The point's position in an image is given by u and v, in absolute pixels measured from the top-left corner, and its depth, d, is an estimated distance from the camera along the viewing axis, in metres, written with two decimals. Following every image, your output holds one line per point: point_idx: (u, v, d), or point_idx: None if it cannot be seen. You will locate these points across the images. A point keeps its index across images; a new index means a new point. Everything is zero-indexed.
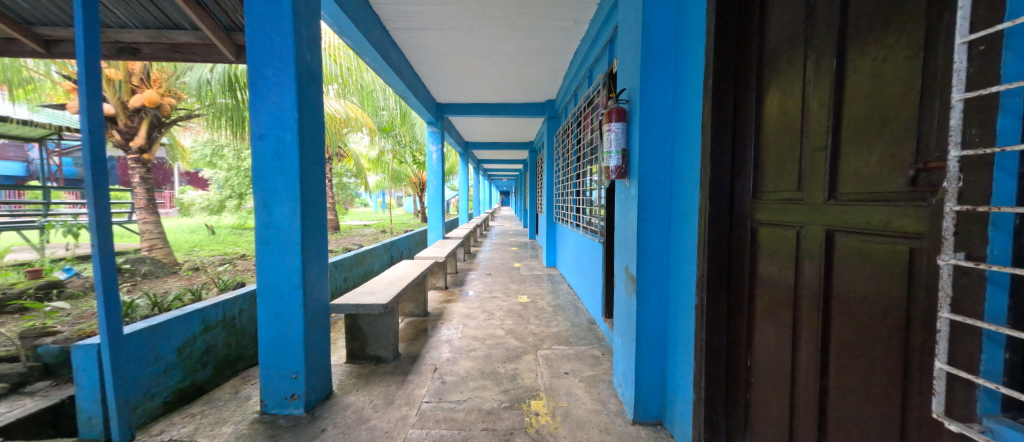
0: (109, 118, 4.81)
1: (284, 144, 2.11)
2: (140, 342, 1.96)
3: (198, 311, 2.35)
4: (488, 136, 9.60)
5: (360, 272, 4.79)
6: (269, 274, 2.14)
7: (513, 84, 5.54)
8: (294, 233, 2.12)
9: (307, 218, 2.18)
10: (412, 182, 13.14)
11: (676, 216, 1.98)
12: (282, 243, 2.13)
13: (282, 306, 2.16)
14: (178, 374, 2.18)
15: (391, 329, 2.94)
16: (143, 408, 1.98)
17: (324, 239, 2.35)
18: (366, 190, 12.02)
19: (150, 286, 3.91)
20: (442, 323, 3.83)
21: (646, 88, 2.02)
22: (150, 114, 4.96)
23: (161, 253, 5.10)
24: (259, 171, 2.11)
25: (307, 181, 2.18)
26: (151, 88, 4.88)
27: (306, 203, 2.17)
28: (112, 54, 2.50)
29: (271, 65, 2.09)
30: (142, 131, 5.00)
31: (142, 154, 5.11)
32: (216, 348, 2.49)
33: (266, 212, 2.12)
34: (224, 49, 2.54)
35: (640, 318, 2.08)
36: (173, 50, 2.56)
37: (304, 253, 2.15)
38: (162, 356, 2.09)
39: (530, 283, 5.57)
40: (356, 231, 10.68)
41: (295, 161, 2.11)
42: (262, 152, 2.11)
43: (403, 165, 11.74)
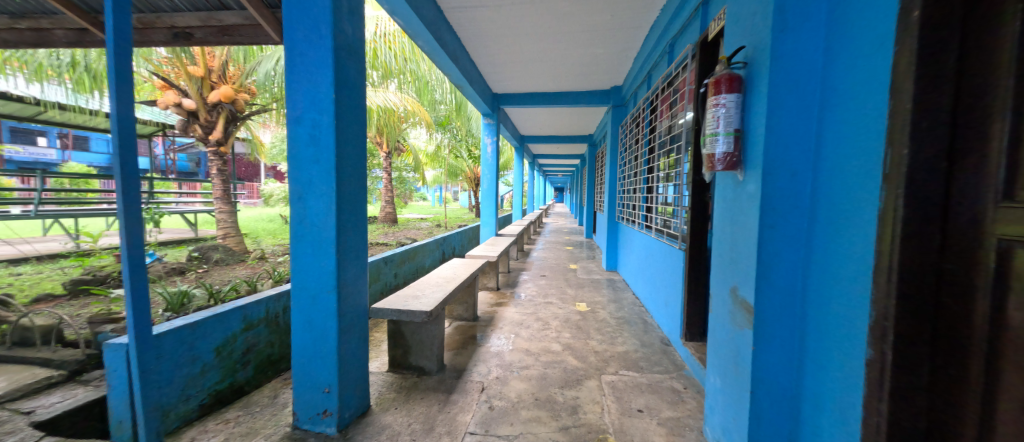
0: (193, 113, 5.15)
1: (320, 129, 1.85)
2: (175, 341, 1.84)
3: (240, 308, 2.22)
4: (545, 129, 9.13)
5: (411, 269, 4.60)
6: (304, 277, 1.91)
7: (576, 68, 5.00)
8: (328, 230, 1.86)
9: (343, 214, 1.91)
10: (467, 176, 13.14)
11: (823, 224, 1.38)
12: (316, 241, 1.88)
13: (316, 312, 1.92)
14: (215, 376, 2.06)
15: (437, 338, 2.62)
16: (176, 411, 1.86)
17: (363, 237, 2.08)
18: (423, 185, 12.23)
19: (217, 274, 4.08)
20: (492, 331, 3.48)
21: (778, 43, 1.43)
22: (226, 108, 5.26)
23: (234, 241, 5.42)
24: (295, 160, 1.88)
25: (344, 172, 1.91)
26: (227, 83, 5.17)
27: (343, 196, 1.91)
28: (169, 41, 2.46)
29: (308, 40, 1.83)
30: (219, 125, 5.28)
31: (219, 147, 5.43)
32: (259, 348, 2.37)
33: (300, 205, 1.88)
34: (271, 31, 2.38)
35: (758, 361, 1.51)
36: (224, 33, 2.46)
37: (339, 253, 1.88)
38: (197, 357, 1.96)
39: (588, 289, 5.03)
40: (413, 225, 10.82)
41: (331, 148, 1.84)
42: (297, 138, 1.87)
43: (459, 160, 11.73)
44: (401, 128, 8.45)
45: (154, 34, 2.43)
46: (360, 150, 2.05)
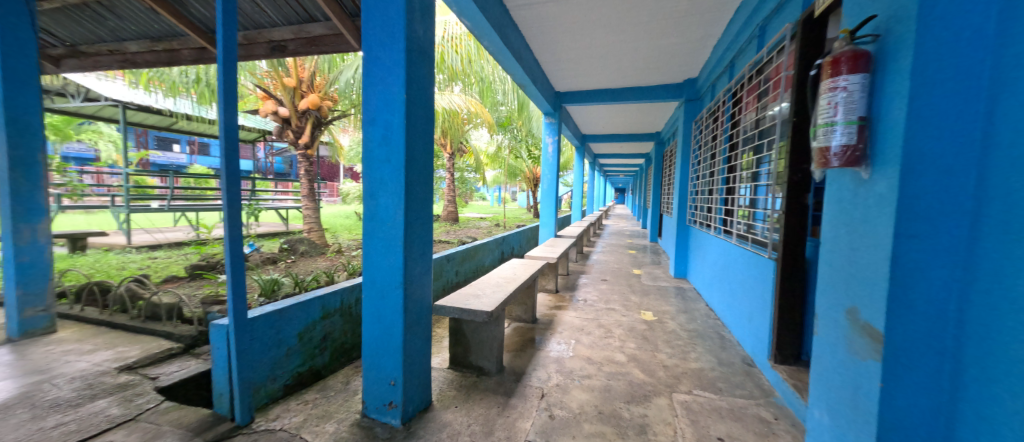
0: (286, 120, 5.76)
1: (392, 128, 1.90)
2: (265, 325, 2.02)
3: (319, 298, 2.39)
4: (608, 128, 8.78)
5: (471, 267, 4.68)
6: (375, 272, 1.98)
7: (646, 61, 4.69)
8: (397, 228, 1.91)
9: (411, 212, 1.95)
10: (527, 177, 13.15)
11: (995, 236, 1.08)
12: (386, 238, 1.94)
13: (384, 306, 1.98)
14: (297, 359, 2.24)
15: (497, 339, 2.59)
16: (265, 389, 2.04)
17: (428, 235, 2.12)
18: (483, 185, 12.49)
19: (301, 265, 4.54)
20: (552, 335, 3.37)
21: (928, 6, 1.14)
22: (313, 115, 5.82)
23: (316, 235, 5.97)
24: (369, 159, 1.96)
25: (413, 170, 1.95)
26: (314, 92, 5.73)
27: (411, 195, 1.94)
28: (267, 54, 2.74)
29: (382, 43, 1.89)
30: (307, 130, 5.85)
31: (306, 150, 5.99)
32: (334, 335, 2.53)
33: (373, 202, 1.95)
34: (351, 41, 2.53)
35: (888, 402, 1.23)
36: (311, 44, 2.67)
37: (406, 250, 1.92)
38: (283, 340, 2.14)
39: (655, 296, 4.69)
40: (473, 223, 11.10)
41: (401, 147, 1.88)
42: (371, 138, 1.95)
43: (519, 161, 11.79)
44: (464, 129, 8.69)
45: (256, 48, 2.73)
46: (427, 150, 2.08)
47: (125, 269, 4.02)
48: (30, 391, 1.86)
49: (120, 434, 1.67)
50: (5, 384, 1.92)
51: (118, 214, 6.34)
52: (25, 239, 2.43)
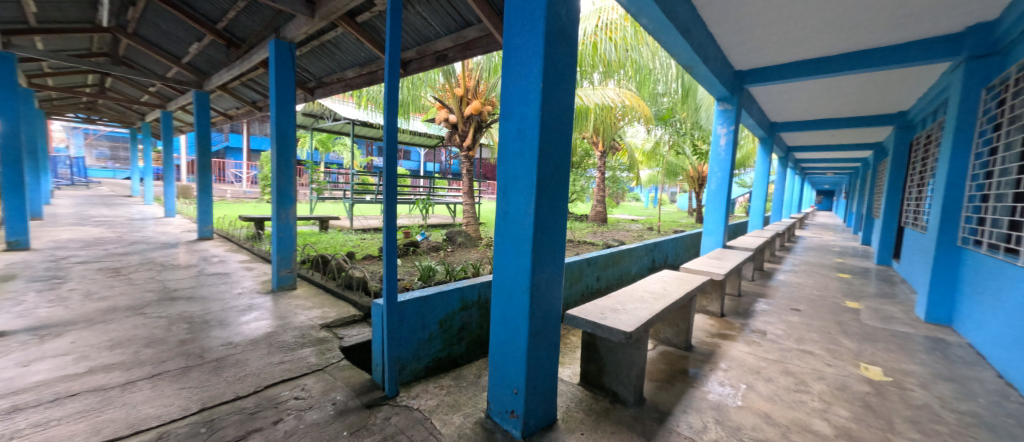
0: (455, 125, 6.64)
1: (526, 121, 1.76)
2: (412, 310, 2.21)
3: (459, 289, 2.51)
4: (813, 112, 6.69)
5: (614, 274, 4.25)
6: (504, 275, 1.90)
7: (893, 9, 3.22)
8: (527, 229, 1.78)
9: (542, 214, 1.77)
10: (689, 176, 11.53)
11: None
12: (516, 237, 1.83)
13: (512, 308, 1.88)
14: (437, 344, 2.40)
15: (637, 365, 2.18)
16: (410, 368, 2.25)
17: (561, 238, 1.91)
18: (636, 185, 11.59)
19: (457, 256, 5.11)
20: (712, 370, 2.69)
21: None
22: (476, 119, 6.54)
23: (472, 228, 6.67)
24: (504, 156, 1.87)
25: (546, 167, 1.77)
26: (477, 99, 6.44)
27: (543, 194, 1.76)
28: (433, 65, 3.04)
29: (522, 30, 1.75)
30: (470, 133, 6.61)
31: (468, 151, 6.75)
32: (471, 327, 2.64)
33: (506, 201, 1.87)
34: (496, 35, 2.49)
35: None
36: (466, 49, 2.81)
37: (535, 253, 1.76)
38: (426, 325, 2.31)
39: (886, 345, 3.24)
40: (622, 225, 10.44)
41: (535, 142, 1.72)
42: (507, 133, 1.85)
43: (680, 158, 10.43)
44: (616, 125, 8.26)
45: (426, 61, 3.08)
46: (563, 144, 1.86)
47: (344, 246, 5.32)
48: (272, 332, 2.55)
49: (311, 380, 2.09)
50: (263, 323, 2.69)
51: (347, 205, 8.55)
52: (283, 219, 3.42)
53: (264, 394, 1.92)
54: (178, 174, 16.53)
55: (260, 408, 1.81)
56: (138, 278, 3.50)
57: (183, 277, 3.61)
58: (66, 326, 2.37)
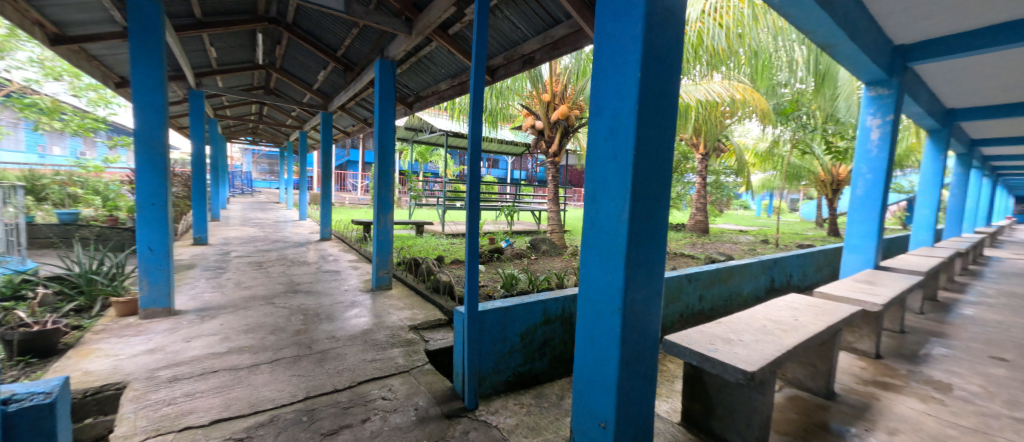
0: (542, 132, 6.63)
1: (622, 116, 1.51)
2: (493, 320, 2.14)
3: (542, 302, 2.36)
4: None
5: (721, 293, 3.65)
6: (592, 291, 1.69)
7: None
8: (620, 241, 1.53)
9: (637, 223, 1.52)
10: (818, 179, 9.62)
11: None
12: (606, 249, 1.60)
13: (600, 329, 1.65)
14: (518, 358, 2.28)
15: (760, 413, 1.75)
16: (490, 380, 2.17)
17: (660, 253, 1.61)
18: (746, 191, 10.11)
19: (541, 265, 5.00)
20: (866, 430, 2.06)
21: None
22: (562, 124, 6.43)
23: (557, 236, 6.54)
24: (594, 157, 1.66)
25: (643, 169, 1.50)
26: (564, 103, 6.34)
27: (639, 200, 1.50)
28: (520, 70, 2.99)
29: (617, 13, 1.51)
30: (556, 139, 6.54)
31: (554, 157, 6.67)
32: (554, 343, 2.47)
33: (595, 208, 1.65)
34: (586, 30, 2.30)
35: None
36: (554, 48, 2.68)
37: (628, 268, 1.51)
38: (507, 337, 2.21)
39: None
40: (727, 236, 9.19)
41: (631, 140, 1.47)
42: (598, 131, 1.63)
43: (806, 159, 8.78)
44: (721, 121, 7.34)
45: (513, 66, 3.05)
46: (667, 140, 1.56)
47: (435, 250, 5.64)
48: (369, 329, 2.74)
49: (397, 381, 2.15)
50: (362, 319, 2.91)
51: (440, 211, 9.14)
52: (382, 224, 3.71)
53: (356, 389, 2.02)
54: (313, 185, 19.75)
55: (351, 403, 1.90)
56: (274, 272, 4.15)
57: (307, 273, 4.19)
58: (219, 310, 2.88)
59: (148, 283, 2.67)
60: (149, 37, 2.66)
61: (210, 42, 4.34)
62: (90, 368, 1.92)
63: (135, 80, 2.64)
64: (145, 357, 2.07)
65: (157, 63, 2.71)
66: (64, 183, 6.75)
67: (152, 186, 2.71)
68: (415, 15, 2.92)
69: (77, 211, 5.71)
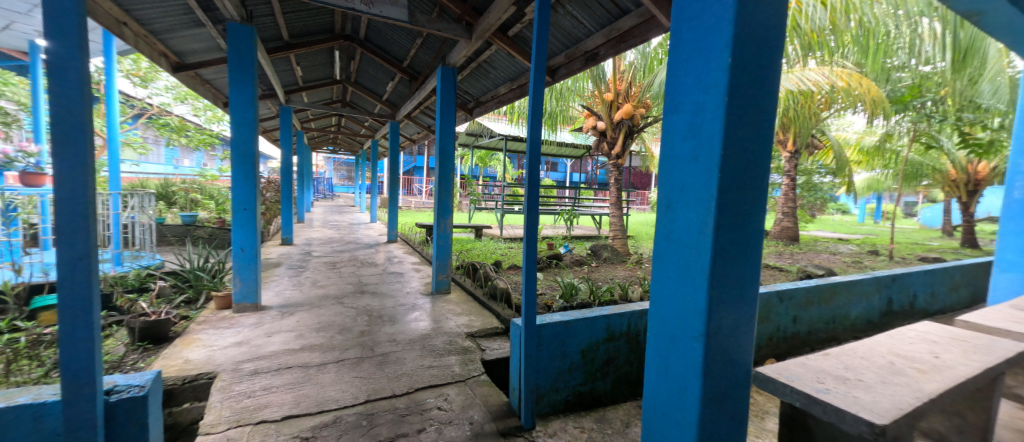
0: (604, 133, 6.35)
1: (709, 76, 1.12)
2: (551, 335, 2.00)
3: (604, 317, 2.16)
4: None
5: (822, 315, 3.10)
6: (663, 308, 1.32)
7: None
8: (703, 244, 1.14)
9: (726, 222, 1.12)
10: (947, 179, 7.97)
11: None
12: (684, 255, 1.21)
13: (674, 357, 1.28)
14: (578, 377, 2.11)
15: None
16: (548, 399, 2.03)
17: (758, 261, 1.19)
18: (847, 193, 8.73)
19: (602, 273, 4.77)
20: None
21: None
22: (626, 124, 6.10)
23: (620, 242, 6.24)
24: (667, 134, 1.27)
25: (736, 147, 1.09)
26: (629, 102, 6.01)
27: (730, 189, 1.10)
28: (583, 68, 2.84)
29: None
30: (620, 140, 6.23)
31: (617, 159, 6.36)
32: (618, 362, 2.26)
33: (667, 201, 1.27)
34: (659, 18, 2.05)
35: None
36: (620, 41, 2.45)
37: (713, 281, 1.12)
38: (567, 354, 2.06)
39: None
40: (822, 246, 8.01)
41: (721, 108, 1.07)
42: (673, 100, 1.24)
43: (929, 154, 7.33)
44: (815, 114, 6.41)
45: (576, 64, 2.89)
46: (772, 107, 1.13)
47: (494, 254, 5.67)
48: (428, 334, 2.76)
49: (453, 391, 2.10)
50: (422, 323, 2.95)
51: (499, 215, 9.24)
52: (442, 228, 3.77)
53: (414, 396, 2.01)
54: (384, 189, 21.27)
55: (408, 411, 1.89)
56: (346, 272, 4.45)
57: (374, 273, 4.43)
58: (297, 307, 3.11)
59: (240, 280, 2.98)
60: (242, 59, 2.97)
61: (296, 61, 4.81)
62: (190, 357, 2.16)
63: (232, 99, 2.98)
64: (234, 350, 2.28)
65: (249, 82, 3.01)
66: (188, 190, 8.00)
67: (244, 192, 3.01)
68: (474, 20, 2.92)
69: (196, 214, 6.71)
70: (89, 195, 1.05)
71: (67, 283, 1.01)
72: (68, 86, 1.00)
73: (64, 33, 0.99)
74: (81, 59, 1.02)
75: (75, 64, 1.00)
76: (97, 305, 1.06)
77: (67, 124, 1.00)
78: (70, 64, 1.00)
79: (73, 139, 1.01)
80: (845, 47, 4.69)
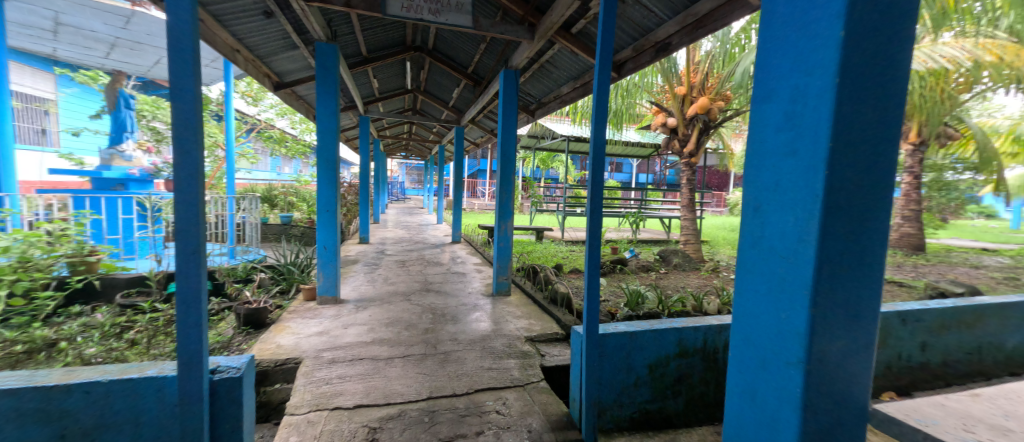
0: (675, 129, 5.92)
1: (812, 51, 0.91)
2: (615, 346, 1.87)
3: (676, 330, 1.97)
4: None
5: (962, 343, 2.51)
6: (750, 324, 1.13)
7: None
8: (802, 251, 0.94)
9: (836, 228, 0.90)
10: None
11: None
12: (776, 263, 1.02)
13: (764, 383, 1.08)
14: (646, 394, 1.95)
15: None
16: (611, 414, 1.90)
17: (880, 273, 0.95)
18: (994, 192, 7.09)
19: (672, 280, 4.43)
20: None
21: None
22: (701, 120, 5.62)
23: (692, 248, 5.77)
24: (754, 123, 1.08)
25: (852, 132, 0.88)
26: (704, 95, 5.53)
27: (842, 184, 0.89)
28: (653, 60, 2.64)
29: None
30: (693, 136, 5.76)
31: (690, 158, 5.89)
32: (692, 381, 2.04)
33: (755, 200, 1.08)
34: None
35: None
36: (698, 27, 2.23)
37: (817, 297, 0.92)
38: (632, 367, 1.91)
39: None
40: (956, 257, 6.60)
41: (828, 89, 0.86)
42: (762, 83, 1.05)
43: None
44: (948, 97, 5.30)
45: (645, 57, 2.71)
46: (902, 82, 0.89)
47: (555, 256, 5.59)
48: (488, 335, 2.78)
49: (512, 395, 2.07)
50: (482, 324, 2.98)
51: (561, 217, 9.12)
52: (502, 230, 3.79)
53: (473, 398, 2.02)
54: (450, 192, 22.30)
55: (468, 412, 1.90)
56: (414, 270, 4.70)
57: (439, 272, 4.62)
58: (370, 302, 3.35)
59: (322, 275, 3.29)
60: (327, 75, 3.29)
61: (373, 74, 5.22)
62: (281, 342, 2.42)
63: (318, 111, 3.30)
64: (316, 339, 2.51)
65: (332, 94, 3.32)
66: (287, 193, 9.14)
67: (327, 195, 3.32)
68: (537, 20, 2.88)
69: (291, 214, 7.63)
70: (200, 199, 1.20)
71: (182, 274, 1.17)
72: (185, 105, 1.15)
73: (181, 58, 1.14)
74: (194, 82, 1.17)
75: (190, 86, 1.16)
76: (204, 296, 1.21)
77: (184, 137, 1.16)
78: (187, 86, 1.15)
79: (188, 151, 1.17)
80: (995, 12, 3.79)
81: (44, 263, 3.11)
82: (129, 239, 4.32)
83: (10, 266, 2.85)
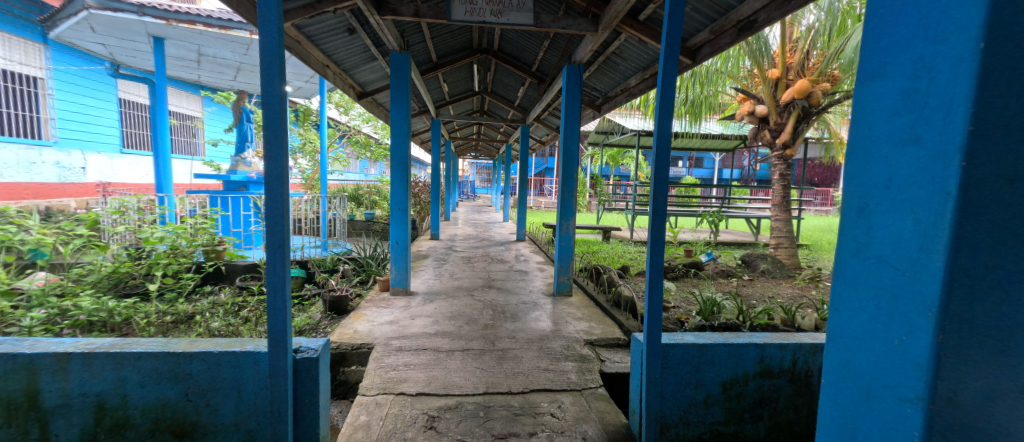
0: (765, 118, 5.27)
1: (944, 12, 0.72)
2: (681, 357, 1.70)
3: (757, 346, 1.74)
4: None
5: None
6: (850, 348, 0.94)
7: None
8: (925, 261, 0.75)
9: (977, 234, 0.70)
10: None
11: None
12: (887, 276, 0.83)
13: (868, 420, 0.88)
14: (718, 414, 1.76)
15: None
16: (677, 431, 1.75)
17: None
18: None
19: (757, 289, 3.96)
20: None
21: None
22: (799, 106, 4.91)
23: (785, 253, 5.10)
24: (860, 106, 0.89)
25: (1005, 112, 0.67)
26: (804, 77, 4.82)
27: (987, 179, 0.69)
28: (734, 41, 2.37)
29: None
30: (788, 125, 5.06)
31: (784, 150, 5.21)
32: (777, 405, 1.79)
33: (860, 199, 0.89)
34: None
35: None
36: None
37: (947, 320, 0.72)
38: (702, 383, 1.73)
39: None
40: None
41: (967, 56, 0.67)
42: (873, 57, 0.86)
43: None
44: None
45: (723, 38, 2.43)
46: None
47: (621, 257, 5.36)
48: (547, 335, 2.75)
49: (567, 399, 2.02)
50: (542, 324, 2.96)
51: (630, 216, 8.71)
52: (564, 229, 3.71)
53: (528, 397, 2.01)
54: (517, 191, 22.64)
55: (522, 411, 1.90)
56: (478, 267, 4.86)
57: (503, 270, 4.70)
58: (436, 295, 3.54)
59: (395, 268, 3.56)
60: (400, 82, 3.53)
61: (442, 79, 5.50)
62: (358, 328, 2.67)
63: (392, 117, 3.57)
64: (387, 327, 2.73)
65: (404, 100, 3.56)
66: (370, 193, 10.08)
67: (399, 195, 3.58)
68: (601, 10, 2.75)
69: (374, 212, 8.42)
70: (284, 199, 1.36)
71: (271, 263, 1.36)
72: (273, 117, 1.32)
73: (269, 77, 1.31)
74: (280, 98, 1.34)
75: (277, 101, 1.33)
76: (286, 284, 1.38)
77: (273, 145, 1.33)
78: (274, 101, 1.32)
79: (275, 157, 1.34)
80: None
81: (187, 251, 3.87)
82: (248, 231, 5.18)
83: (164, 252, 3.65)
